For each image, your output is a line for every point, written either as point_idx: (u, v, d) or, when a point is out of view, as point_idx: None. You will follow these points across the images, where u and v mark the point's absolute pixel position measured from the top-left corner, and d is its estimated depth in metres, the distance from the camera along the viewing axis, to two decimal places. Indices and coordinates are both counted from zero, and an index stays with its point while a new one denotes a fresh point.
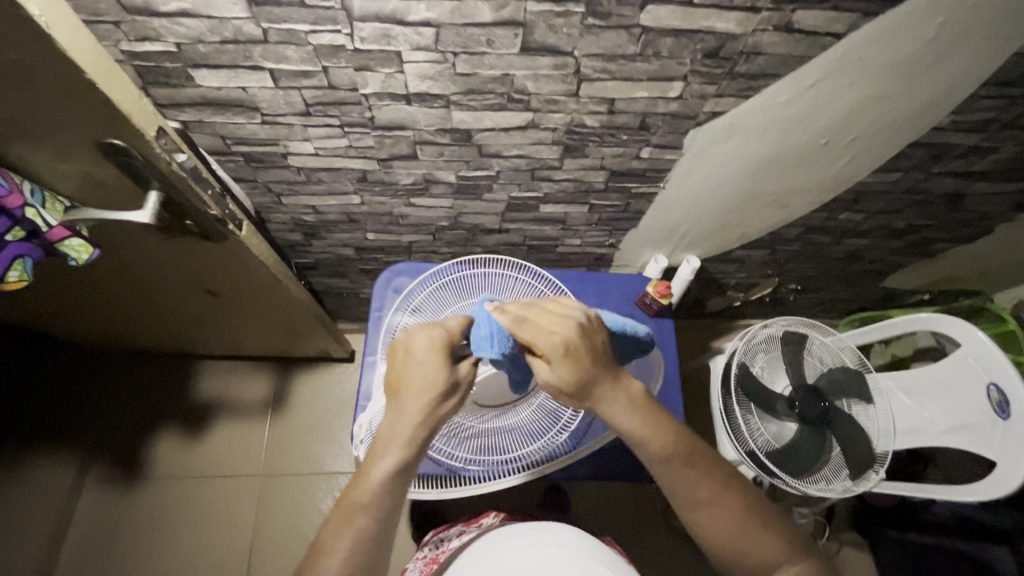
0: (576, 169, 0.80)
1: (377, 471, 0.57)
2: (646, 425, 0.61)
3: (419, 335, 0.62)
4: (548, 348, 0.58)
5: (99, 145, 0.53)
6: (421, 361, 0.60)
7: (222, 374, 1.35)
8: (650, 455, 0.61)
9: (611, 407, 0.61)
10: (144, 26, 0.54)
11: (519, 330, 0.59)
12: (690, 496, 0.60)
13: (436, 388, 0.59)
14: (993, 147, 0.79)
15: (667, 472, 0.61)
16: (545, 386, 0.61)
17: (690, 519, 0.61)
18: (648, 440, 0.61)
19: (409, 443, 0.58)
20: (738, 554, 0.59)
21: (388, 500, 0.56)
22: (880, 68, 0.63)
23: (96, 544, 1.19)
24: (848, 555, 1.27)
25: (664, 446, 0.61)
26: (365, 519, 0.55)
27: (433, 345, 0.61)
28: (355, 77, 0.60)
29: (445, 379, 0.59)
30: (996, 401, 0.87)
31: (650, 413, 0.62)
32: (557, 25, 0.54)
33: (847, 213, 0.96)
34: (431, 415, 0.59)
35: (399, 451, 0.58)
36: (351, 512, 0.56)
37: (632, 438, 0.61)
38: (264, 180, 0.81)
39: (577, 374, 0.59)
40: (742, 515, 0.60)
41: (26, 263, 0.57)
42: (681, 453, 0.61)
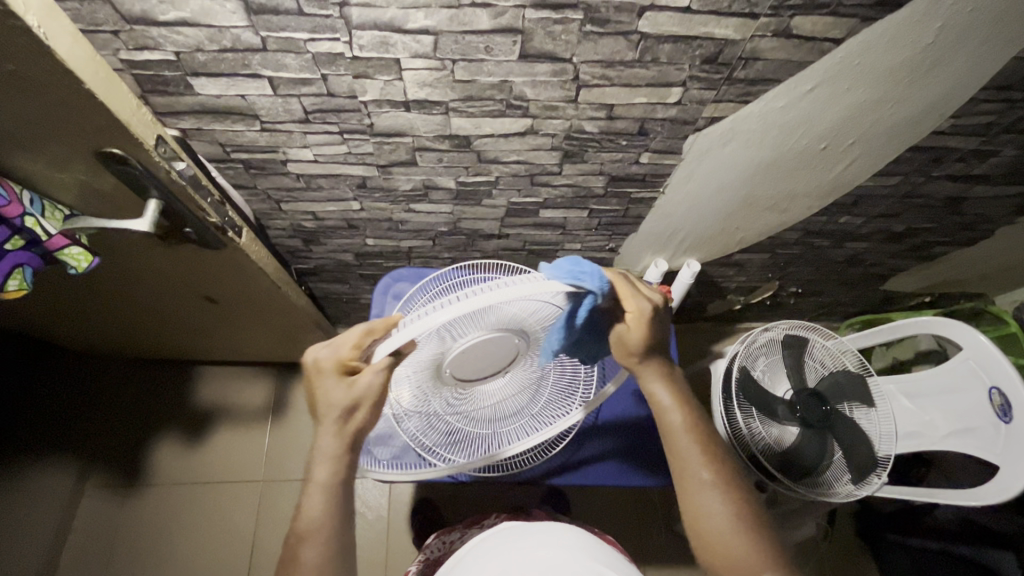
0: (575, 174, 0.80)
1: (311, 500, 0.59)
2: (676, 399, 0.66)
3: (317, 359, 0.59)
4: (639, 307, 0.61)
5: (98, 154, 0.53)
6: (324, 386, 0.58)
7: (222, 379, 1.35)
8: (668, 423, 0.65)
9: (652, 376, 0.65)
10: (143, 36, 0.54)
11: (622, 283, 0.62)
12: (693, 474, 0.62)
13: (337, 409, 0.57)
14: (992, 151, 0.79)
15: (680, 442, 0.64)
16: (618, 341, 0.63)
17: (685, 497, 0.63)
18: (670, 409, 0.65)
19: (332, 465, 0.59)
20: (723, 545, 0.59)
21: (328, 521, 0.58)
22: (879, 72, 0.63)
23: (96, 551, 1.19)
24: (850, 559, 1.27)
25: (683, 418, 0.65)
26: (314, 543, 0.57)
27: (324, 370, 0.59)
28: (355, 85, 0.61)
29: (344, 398, 0.57)
30: (998, 405, 0.87)
31: (682, 392, 0.67)
32: (555, 32, 0.54)
33: (846, 216, 0.96)
34: (342, 432, 0.59)
35: (326, 471, 0.59)
36: (298, 543, 0.57)
37: (658, 406, 0.66)
38: (263, 187, 0.81)
39: (650, 338, 0.63)
40: (736, 510, 0.60)
41: (25, 272, 0.57)
42: (696, 429, 0.65)
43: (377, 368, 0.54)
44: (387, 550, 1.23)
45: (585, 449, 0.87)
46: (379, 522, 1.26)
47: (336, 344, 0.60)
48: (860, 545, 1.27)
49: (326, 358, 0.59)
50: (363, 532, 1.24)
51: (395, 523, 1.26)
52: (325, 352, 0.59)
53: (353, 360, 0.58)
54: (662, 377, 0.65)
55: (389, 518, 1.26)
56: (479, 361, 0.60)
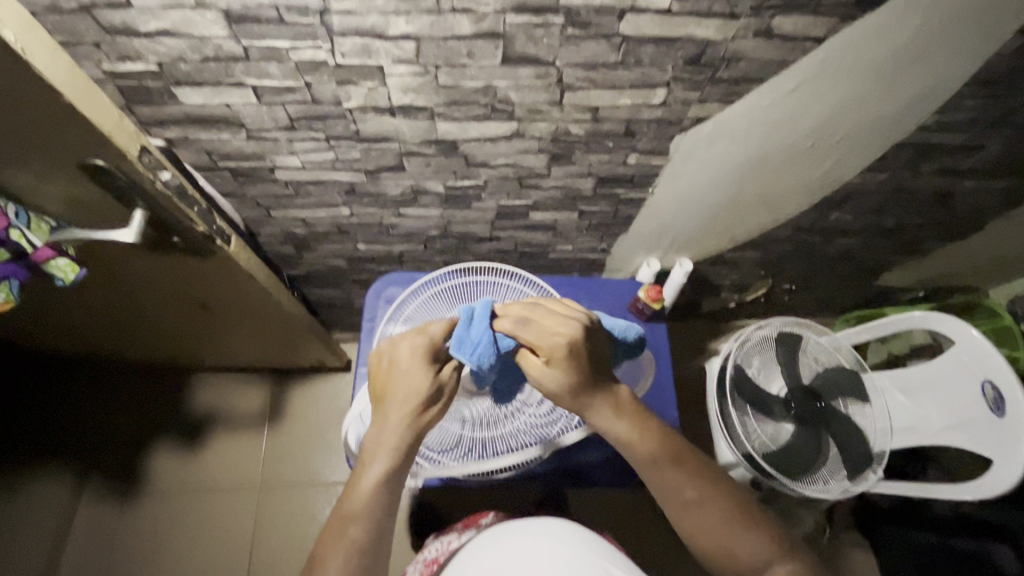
0: (564, 176, 0.80)
1: (368, 477, 0.59)
2: (633, 429, 0.62)
3: (405, 345, 0.63)
4: (551, 348, 0.58)
5: (82, 167, 0.53)
6: (410, 366, 0.62)
7: (217, 386, 1.35)
8: (639, 457, 0.62)
9: (603, 413, 0.61)
10: (125, 47, 0.54)
11: (524, 333, 0.60)
12: (680, 498, 0.61)
13: (417, 397, 0.61)
14: (980, 145, 0.79)
15: (657, 474, 0.62)
16: (539, 388, 0.61)
17: (679, 520, 0.62)
18: (635, 441, 0.62)
19: (395, 452, 0.60)
20: (727, 552, 0.60)
21: (378, 507, 0.58)
22: (861, 71, 0.63)
23: (93, 563, 1.18)
24: (849, 554, 1.27)
25: (653, 447, 0.62)
26: (361, 526, 0.57)
27: (409, 359, 0.62)
28: (338, 91, 0.61)
29: (428, 386, 0.61)
30: (991, 397, 0.87)
31: (637, 415, 0.63)
32: (537, 35, 0.54)
33: (837, 213, 0.96)
34: (414, 422, 0.61)
35: (387, 457, 0.59)
36: (345, 520, 0.57)
37: (621, 441, 0.62)
38: (252, 195, 0.81)
39: (573, 378, 0.59)
40: (727, 517, 0.61)
41: (12, 284, 0.57)
42: (666, 454, 0.62)
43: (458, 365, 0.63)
44: None
45: (580, 451, 0.86)
46: None
47: (423, 335, 0.63)
48: (859, 541, 1.27)
49: (413, 349, 0.62)
50: None
51: (393, 527, 1.26)
52: (412, 342, 0.63)
53: (436, 354, 0.63)
54: (607, 412, 0.61)
55: None
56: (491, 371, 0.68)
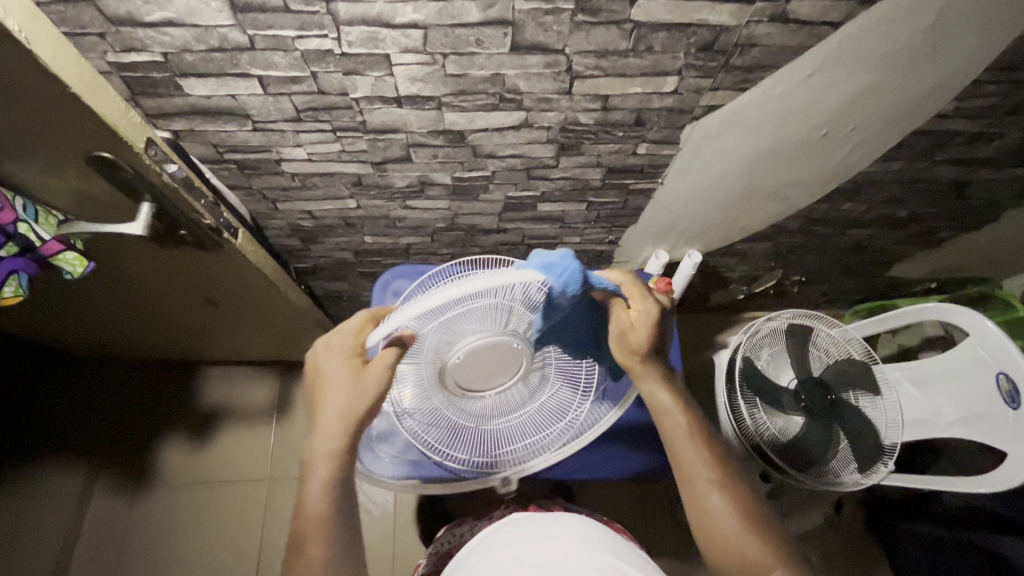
0: (572, 166, 0.79)
1: (312, 493, 0.58)
2: (675, 401, 0.64)
3: (317, 355, 0.60)
4: (647, 307, 0.60)
5: (89, 159, 0.52)
6: (331, 375, 0.58)
7: (225, 379, 1.35)
8: (671, 426, 0.64)
9: (654, 383, 0.63)
10: (130, 37, 0.53)
11: (628, 285, 0.61)
12: (698, 477, 0.61)
13: (342, 402, 0.57)
14: (998, 133, 0.78)
15: (683, 447, 0.62)
16: (617, 339, 0.61)
17: (691, 499, 0.62)
18: (672, 412, 0.64)
19: (334, 461, 0.58)
20: (733, 544, 0.59)
21: (332, 519, 0.58)
22: (879, 55, 0.62)
23: (105, 554, 1.19)
24: (860, 548, 1.26)
25: (687, 421, 0.63)
26: (320, 539, 0.57)
27: (327, 366, 0.59)
28: (345, 82, 0.60)
29: (346, 388, 0.57)
30: (1006, 390, 0.86)
31: (682, 393, 0.65)
32: (546, 22, 0.53)
33: (850, 203, 0.95)
34: (346, 427, 0.58)
35: (326, 466, 0.58)
36: (303, 538, 0.58)
37: (659, 410, 0.64)
38: (258, 187, 0.81)
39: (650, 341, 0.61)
40: (741, 508, 0.60)
41: (21, 278, 0.57)
42: (698, 431, 0.63)
43: (385, 359, 0.55)
44: (395, 545, 1.24)
45: (588, 442, 0.86)
46: (386, 517, 1.26)
47: (338, 336, 0.59)
48: (868, 533, 1.27)
49: (329, 352, 0.59)
50: (370, 529, 1.25)
51: (401, 518, 1.26)
52: (325, 347, 0.59)
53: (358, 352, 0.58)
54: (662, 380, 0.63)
55: (396, 513, 1.26)
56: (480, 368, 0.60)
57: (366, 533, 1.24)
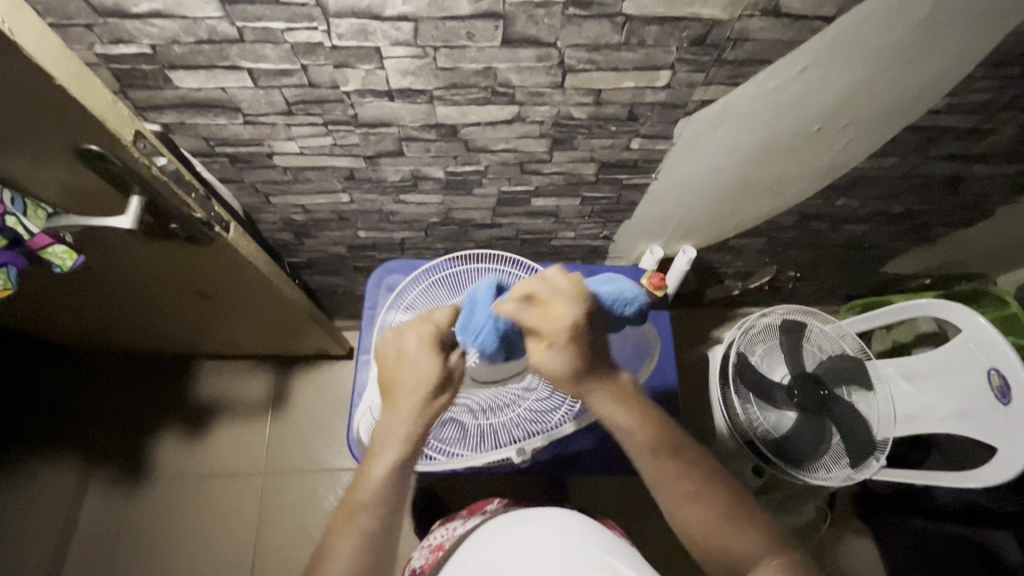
0: (566, 161, 0.79)
1: (376, 467, 0.58)
2: (633, 416, 0.63)
3: (403, 339, 0.64)
4: (554, 331, 0.58)
5: (77, 151, 0.52)
6: (420, 357, 0.62)
7: (220, 373, 1.35)
8: (637, 443, 0.62)
9: (602, 399, 0.62)
10: (117, 29, 0.53)
11: (528, 316, 0.59)
12: (671, 485, 0.60)
13: (429, 381, 0.61)
14: (992, 129, 0.78)
15: (652, 462, 0.61)
16: (540, 369, 0.60)
17: (669, 507, 0.60)
18: (631, 429, 0.62)
19: (406, 442, 0.59)
20: (714, 545, 0.57)
21: (389, 496, 0.56)
22: (872, 50, 0.62)
23: (100, 547, 1.20)
24: (852, 542, 1.27)
25: (648, 436, 0.62)
26: (372, 513, 0.55)
27: (415, 351, 0.63)
28: (335, 74, 0.59)
29: (436, 372, 0.62)
30: (997, 386, 0.86)
31: (640, 405, 0.64)
32: (537, 15, 0.53)
33: (844, 199, 0.95)
34: (428, 406, 0.61)
35: (399, 443, 0.59)
36: (356, 510, 0.55)
37: (621, 429, 0.63)
38: (251, 181, 0.80)
39: (574, 362, 0.59)
40: (718, 509, 0.58)
41: (9, 272, 0.56)
42: (662, 443, 0.62)
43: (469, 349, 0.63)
44: None
45: (582, 437, 0.87)
46: None
47: (427, 324, 0.64)
48: (860, 527, 1.28)
49: (416, 339, 0.64)
50: None
51: None
52: (413, 333, 0.64)
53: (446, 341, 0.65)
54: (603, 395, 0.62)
55: None
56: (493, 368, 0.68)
57: None
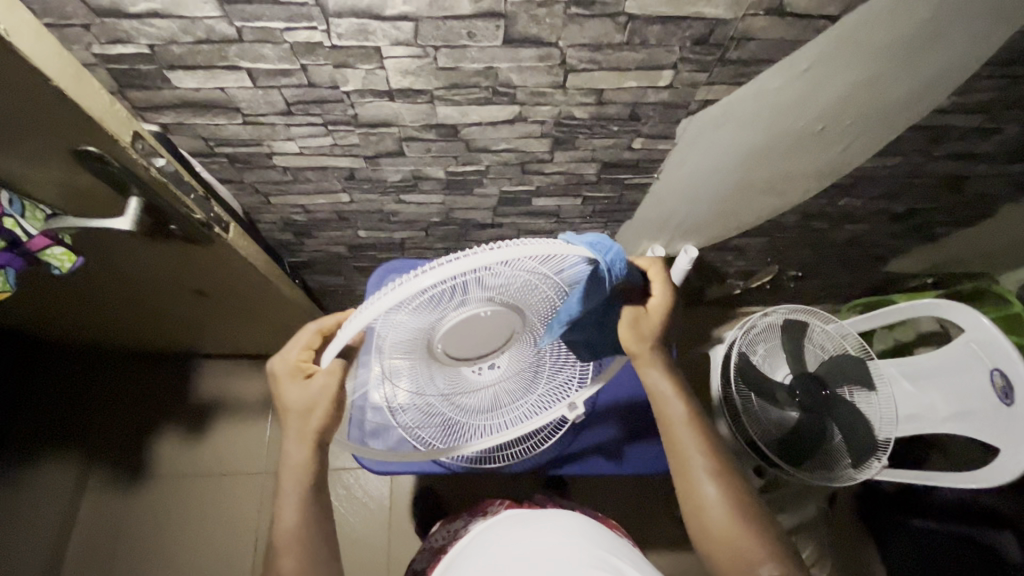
0: (567, 161, 0.78)
1: (284, 506, 0.59)
2: (676, 390, 0.64)
3: (272, 370, 0.60)
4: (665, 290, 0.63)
5: (75, 152, 0.52)
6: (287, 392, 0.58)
7: (221, 372, 1.35)
8: (670, 414, 0.64)
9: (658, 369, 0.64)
10: (115, 29, 0.52)
11: (652, 272, 0.63)
12: (693, 463, 0.61)
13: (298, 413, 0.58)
14: (996, 128, 0.77)
15: (680, 435, 0.62)
16: (630, 324, 0.63)
17: (684, 486, 0.61)
18: (672, 398, 0.63)
19: (299, 476, 0.59)
20: (722, 535, 0.58)
21: (307, 529, 0.58)
22: (877, 48, 0.61)
23: (101, 546, 1.20)
24: (853, 541, 1.27)
25: (685, 408, 0.63)
26: (295, 552, 0.57)
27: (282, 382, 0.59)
28: (335, 74, 0.59)
29: (302, 401, 0.57)
30: (999, 386, 0.86)
31: (683, 383, 0.65)
32: (539, 15, 0.52)
33: (846, 198, 0.94)
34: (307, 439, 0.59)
35: (297, 480, 0.59)
36: (277, 554, 0.58)
37: (660, 396, 0.64)
38: (250, 181, 0.80)
39: (661, 328, 0.63)
40: (735, 501, 0.59)
41: (8, 273, 0.56)
42: (697, 421, 0.63)
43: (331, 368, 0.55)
44: (390, 538, 1.24)
45: (583, 437, 0.87)
46: (382, 510, 1.27)
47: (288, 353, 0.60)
48: (861, 526, 1.28)
49: (279, 370, 0.59)
50: (365, 522, 1.25)
51: (397, 511, 1.26)
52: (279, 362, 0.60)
53: (306, 363, 0.59)
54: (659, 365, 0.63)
55: (392, 506, 1.27)
56: (472, 343, 0.57)
57: (361, 528, 1.25)
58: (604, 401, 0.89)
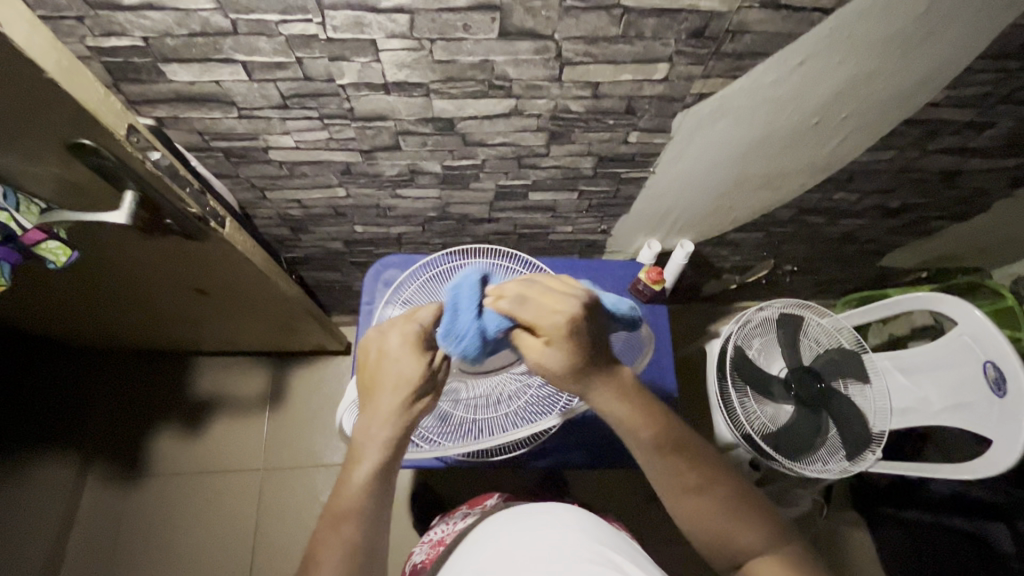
0: (563, 155, 0.78)
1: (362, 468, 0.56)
2: (634, 414, 0.59)
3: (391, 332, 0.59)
4: (551, 328, 0.54)
5: (70, 146, 0.52)
6: (404, 355, 0.58)
7: (217, 369, 1.35)
8: (639, 444, 0.59)
9: (604, 397, 0.58)
10: (109, 21, 0.52)
11: (522, 312, 0.54)
12: (677, 483, 0.59)
13: (409, 383, 0.57)
14: (989, 122, 0.78)
15: (657, 462, 0.59)
16: (540, 368, 0.57)
17: (677, 506, 0.60)
18: (632, 426, 0.59)
19: (386, 448, 0.56)
20: (728, 536, 0.58)
21: (373, 501, 0.55)
22: (873, 42, 0.61)
23: (99, 543, 1.20)
24: (848, 534, 1.28)
25: (652, 434, 0.59)
26: (357, 522, 0.54)
27: (396, 347, 0.58)
28: (331, 68, 0.59)
29: (419, 373, 0.57)
30: (992, 378, 0.86)
31: (640, 399, 0.60)
32: (535, 8, 0.52)
33: (841, 192, 0.94)
34: (408, 410, 0.57)
35: (379, 448, 0.56)
36: (338, 520, 0.54)
37: (622, 425, 0.59)
38: (246, 176, 0.80)
39: (574, 360, 0.55)
40: (727, 500, 0.59)
41: (3, 268, 0.55)
42: (664, 442, 0.59)
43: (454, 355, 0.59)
44: (388, 533, 1.25)
45: (579, 432, 0.87)
46: None
47: (411, 320, 0.59)
48: (856, 520, 1.29)
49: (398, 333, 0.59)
50: None
51: (395, 506, 1.27)
52: (398, 326, 0.59)
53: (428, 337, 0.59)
54: (606, 393, 0.58)
55: None
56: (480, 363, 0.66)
57: None
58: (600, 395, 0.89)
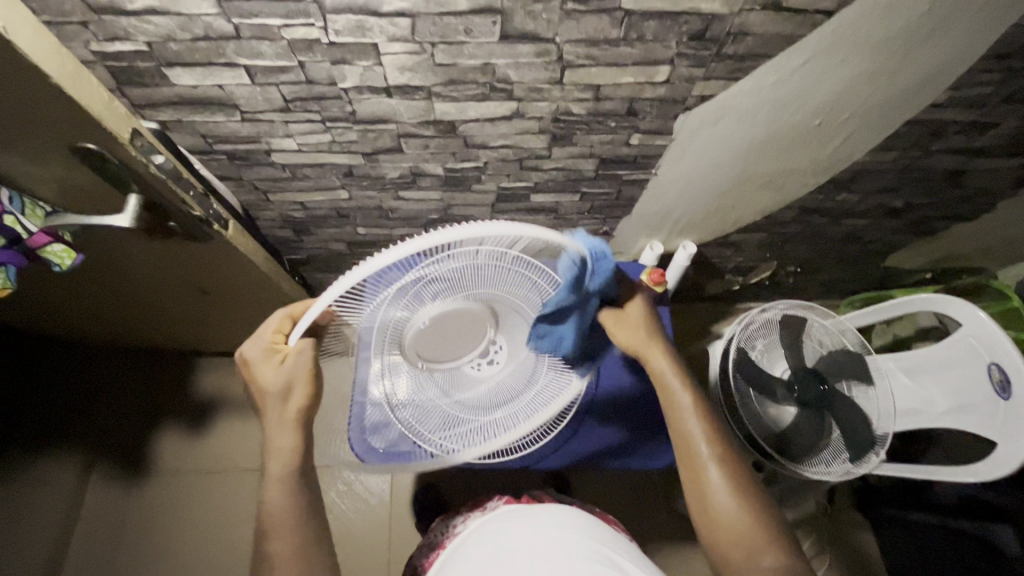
0: (565, 157, 0.79)
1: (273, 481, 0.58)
2: (680, 379, 0.66)
3: (245, 355, 0.59)
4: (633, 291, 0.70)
5: (74, 149, 0.52)
6: (265, 371, 0.58)
7: (221, 370, 1.35)
8: (676, 402, 0.65)
9: (660, 358, 0.67)
10: (113, 25, 0.52)
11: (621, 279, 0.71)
12: (694, 451, 0.62)
13: (272, 394, 0.57)
14: (992, 123, 0.77)
15: (685, 423, 0.64)
16: (614, 322, 0.69)
17: (689, 472, 0.62)
18: (675, 386, 0.66)
19: (286, 456, 0.58)
20: (727, 521, 0.58)
21: (296, 506, 0.57)
22: (876, 41, 0.61)
23: (103, 544, 1.20)
24: (851, 535, 1.28)
25: (691, 398, 0.65)
26: (283, 532, 0.56)
27: (253, 365, 0.59)
28: (333, 71, 0.59)
29: (274, 379, 0.57)
30: (997, 380, 0.86)
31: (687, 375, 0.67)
32: (535, 11, 0.52)
33: (844, 193, 0.94)
34: (289, 419, 0.58)
35: (280, 462, 0.58)
36: (264, 536, 0.56)
37: (666, 385, 0.67)
38: (249, 178, 0.80)
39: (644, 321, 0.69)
40: (738, 490, 0.59)
41: (9, 270, 0.56)
42: (702, 410, 0.65)
43: (299, 348, 0.55)
44: (391, 532, 1.25)
45: (581, 432, 0.88)
46: (382, 506, 1.27)
47: (258, 339, 0.59)
48: (860, 521, 1.28)
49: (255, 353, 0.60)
50: (366, 518, 1.26)
51: (398, 507, 1.27)
52: (249, 348, 0.60)
53: (277, 345, 0.59)
54: (662, 356, 0.67)
55: (392, 501, 1.28)
56: (444, 338, 0.60)
57: (362, 524, 1.25)
58: (602, 396, 0.90)
